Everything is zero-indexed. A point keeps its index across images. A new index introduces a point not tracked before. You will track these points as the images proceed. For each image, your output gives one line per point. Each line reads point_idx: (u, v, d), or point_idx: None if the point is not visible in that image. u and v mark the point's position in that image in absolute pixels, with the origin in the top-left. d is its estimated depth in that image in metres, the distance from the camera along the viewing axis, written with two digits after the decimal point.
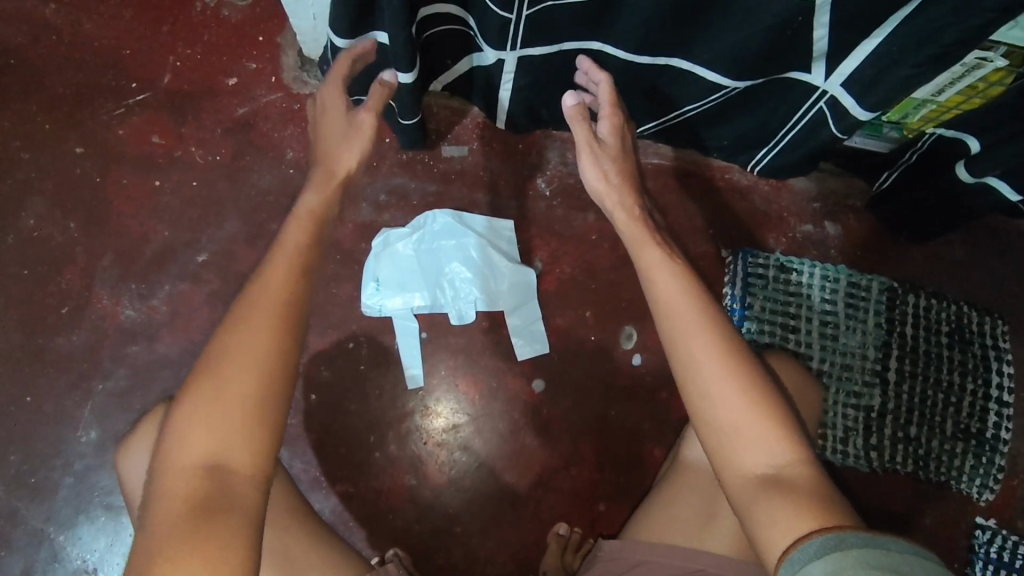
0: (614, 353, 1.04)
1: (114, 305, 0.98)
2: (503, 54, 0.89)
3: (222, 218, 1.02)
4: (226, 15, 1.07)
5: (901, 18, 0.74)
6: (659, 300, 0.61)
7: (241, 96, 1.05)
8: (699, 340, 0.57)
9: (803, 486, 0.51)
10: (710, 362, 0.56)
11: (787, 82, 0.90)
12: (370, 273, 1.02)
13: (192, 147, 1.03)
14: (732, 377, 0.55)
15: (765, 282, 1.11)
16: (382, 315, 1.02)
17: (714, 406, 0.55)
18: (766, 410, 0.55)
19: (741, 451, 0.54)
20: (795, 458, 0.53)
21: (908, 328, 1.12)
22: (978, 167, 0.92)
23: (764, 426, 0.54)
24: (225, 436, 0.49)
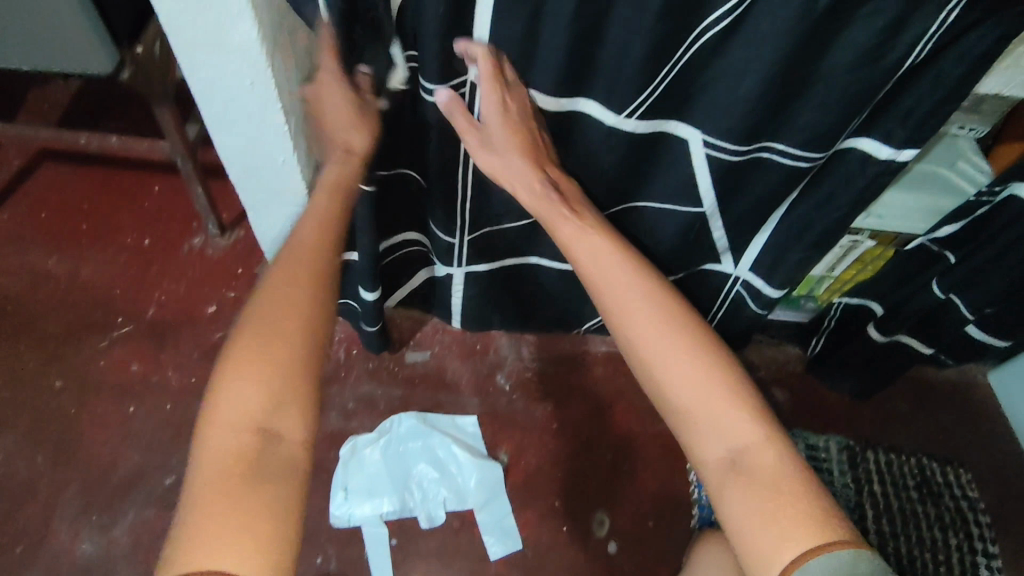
0: (589, 541, 1.03)
1: (72, 540, 0.95)
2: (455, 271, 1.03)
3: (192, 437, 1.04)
4: (210, 252, 1.22)
5: (779, 214, 0.89)
6: (616, 307, 0.69)
7: (219, 322, 1.16)
8: (661, 344, 0.66)
9: (761, 466, 0.60)
10: (673, 359, 0.65)
11: (704, 273, 1.03)
12: (338, 481, 1.03)
13: (168, 371, 1.10)
14: (693, 369, 0.64)
15: None
16: (351, 524, 1.00)
17: (678, 390, 0.64)
18: (726, 394, 0.63)
19: (704, 434, 0.63)
20: (754, 433, 0.62)
21: (876, 487, 1.13)
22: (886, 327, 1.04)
23: (726, 408, 0.63)
24: (268, 392, 0.57)
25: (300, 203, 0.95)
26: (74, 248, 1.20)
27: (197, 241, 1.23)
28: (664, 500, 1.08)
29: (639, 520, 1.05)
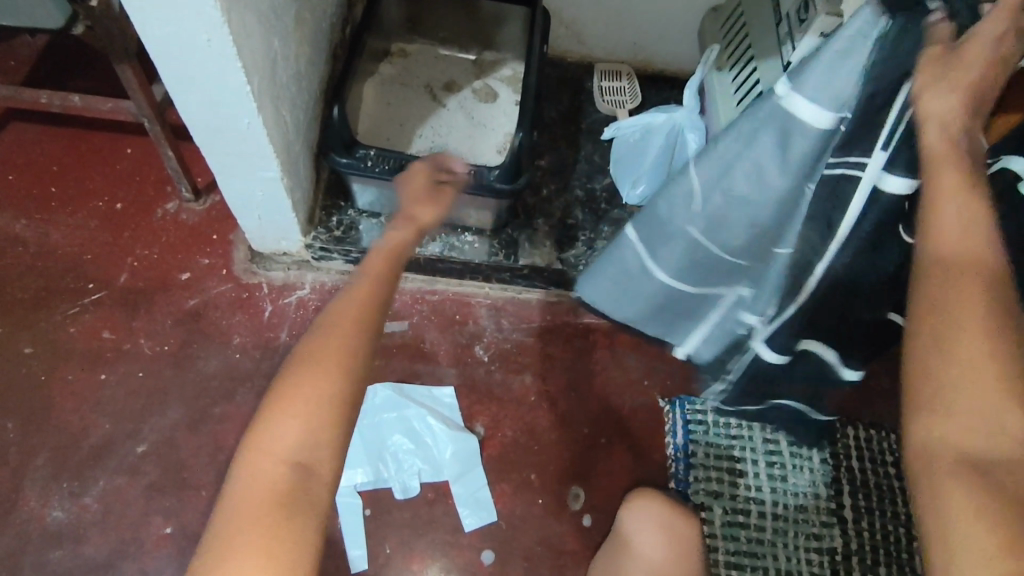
0: (563, 513, 1.03)
1: (43, 506, 0.95)
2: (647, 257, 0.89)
3: (164, 405, 1.03)
4: (184, 217, 1.19)
5: None
6: (931, 231, 0.52)
7: (192, 289, 1.13)
8: (953, 295, 0.50)
9: (1010, 488, 0.46)
10: (960, 320, 0.49)
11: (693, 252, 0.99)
12: None
13: (141, 339, 1.08)
14: (981, 343, 0.48)
15: (705, 426, 1.12)
16: None
17: (932, 360, 0.50)
18: (1017, 393, 0.47)
19: (947, 422, 0.49)
20: (1021, 452, 0.47)
21: (854, 462, 1.13)
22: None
23: (1007, 405, 0.47)
24: (311, 431, 0.55)
25: (270, 167, 0.91)
26: (44, 211, 1.17)
27: (171, 205, 1.20)
28: (640, 474, 1.08)
29: (614, 493, 1.05)
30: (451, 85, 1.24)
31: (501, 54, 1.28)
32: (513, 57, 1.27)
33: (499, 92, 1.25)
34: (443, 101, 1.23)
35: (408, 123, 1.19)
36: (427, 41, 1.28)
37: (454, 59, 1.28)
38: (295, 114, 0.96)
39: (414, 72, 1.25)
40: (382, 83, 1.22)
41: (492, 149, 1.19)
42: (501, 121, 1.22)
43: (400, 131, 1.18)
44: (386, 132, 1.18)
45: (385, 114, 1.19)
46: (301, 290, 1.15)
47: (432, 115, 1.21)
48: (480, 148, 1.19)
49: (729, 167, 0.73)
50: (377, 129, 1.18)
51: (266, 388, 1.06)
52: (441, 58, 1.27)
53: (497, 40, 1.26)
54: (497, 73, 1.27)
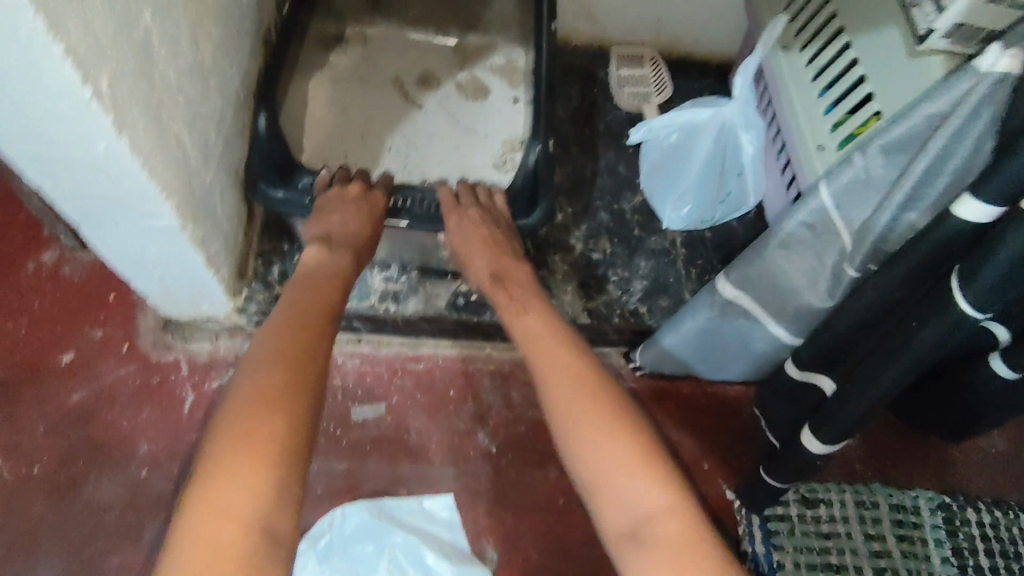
0: None
1: None
2: (761, 312, 0.66)
3: (33, 562, 0.71)
4: (66, 272, 0.86)
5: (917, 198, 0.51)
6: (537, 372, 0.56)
7: (78, 376, 0.81)
8: (558, 404, 0.52)
9: (674, 545, 0.43)
10: (575, 422, 0.50)
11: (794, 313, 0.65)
12: None
13: (1, 458, 0.75)
14: (597, 432, 0.49)
15: (791, 525, 0.84)
16: None
17: (579, 464, 0.49)
18: (634, 460, 0.47)
19: (607, 508, 0.47)
20: (674, 502, 0.45)
21: (981, 559, 0.86)
22: (831, 436, 0.60)
23: (633, 470, 0.47)
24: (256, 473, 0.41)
25: (164, 215, 0.60)
26: None
27: (47, 256, 0.87)
28: None
29: None
30: (427, 79, 0.93)
31: (490, 36, 0.96)
32: (506, 41, 0.95)
33: (490, 87, 0.94)
34: (418, 101, 0.92)
35: (370, 133, 0.89)
36: (390, 20, 0.94)
37: (428, 44, 0.95)
38: (200, 130, 0.64)
39: (376, 64, 0.93)
40: (333, 81, 0.91)
41: (486, 165, 0.89)
42: (495, 125, 0.92)
43: (362, 145, 0.88)
44: (341, 147, 0.87)
45: (339, 122, 0.88)
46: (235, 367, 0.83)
47: (406, 122, 0.90)
48: (470, 165, 0.89)
49: (895, 210, 0.52)
50: (329, 143, 0.87)
51: None
52: (410, 43, 0.95)
53: (485, 18, 0.94)
54: (486, 61, 0.95)
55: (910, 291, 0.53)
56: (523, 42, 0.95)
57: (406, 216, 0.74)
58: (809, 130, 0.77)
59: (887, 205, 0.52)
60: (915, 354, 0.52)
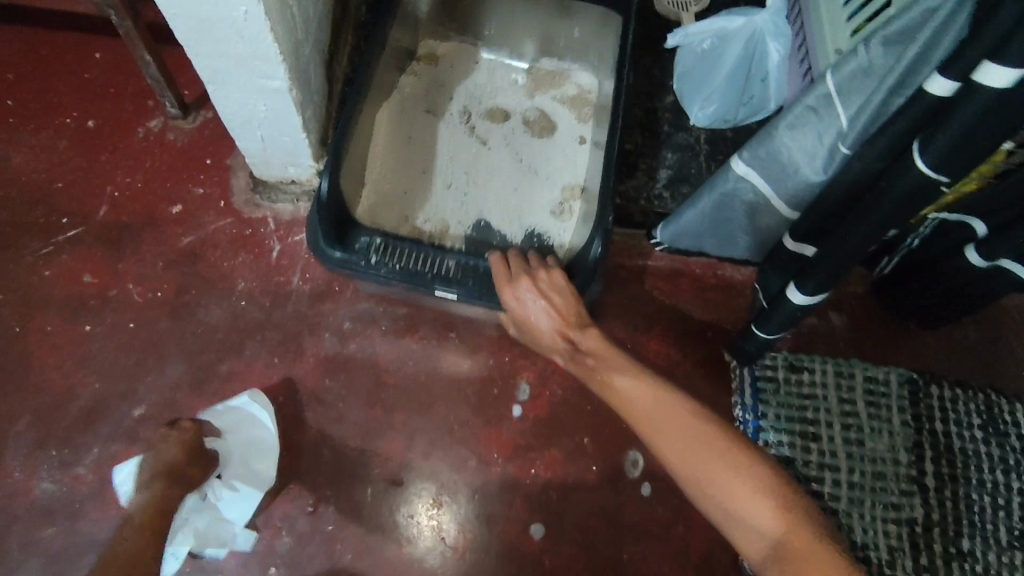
0: (621, 483, 0.92)
1: (28, 479, 0.82)
2: (767, 188, 0.79)
3: (162, 362, 0.89)
4: (171, 138, 1.00)
5: (907, 90, 0.62)
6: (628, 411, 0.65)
7: (185, 224, 0.96)
8: (663, 448, 0.61)
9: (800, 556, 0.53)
10: (685, 468, 0.60)
11: (794, 192, 0.77)
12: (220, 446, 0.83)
13: (129, 284, 0.92)
14: (708, 474, 0.58)
15: (776, 385, 1.00)
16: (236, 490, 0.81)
17: (703, 502, 0.59)
18: (738, 490, 0.57)
19: (740, 535, 0.57)
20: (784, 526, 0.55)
21: (937, 425, 1.01)
22: (807, 283, 0.76)
23: (746, 503, 0.56)
24: None
25: (276, 77, 0.73)
26: (2, 129, 0.98)
27: (154, 123, 1.00)
28: None
29: None
30: (493, 113, 1.03)
31: (567, 65, 1.06)
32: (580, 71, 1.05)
33: (559, 118, 1.03)
34: (485, 134, 1.01)
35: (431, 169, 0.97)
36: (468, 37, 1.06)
37: (505, 72, 1.06)
38: (304, 6, 0.75)
39: (447, 89, 1.03)
40: (400, 115, 0.99)
41: (544, 211, 0.97)
42: (558, 167, 1.00)
43: (422, 187, 0.96)
44: (401, 192, 0.95)
45: (402, 163, 0.96)
46: None
47: (471, 159, 0.99)
48: (527, 210, 0.97)
49: (883, 95, 0.63)
50: (388, 183, 0.94)
51: (279, 340, 0.92)
52: (486, 71, 1.05)
53: (563, 50, 1.05)
54: (558, 90, 1.05)
55: (889, 162, 0.65)
56: (594, 74, 1.05)
57: (457, 288, 0.80)
58: (831, 36, 0.86)
59: (880, 90, 0.63)
60: (880, 213, 0.64)
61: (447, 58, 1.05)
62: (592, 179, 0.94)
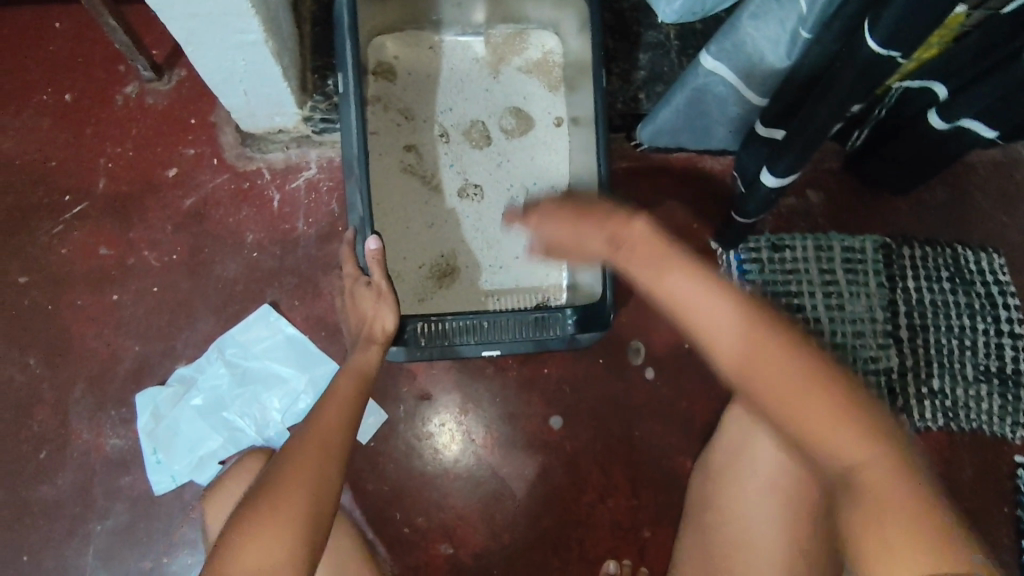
0: (627, 370, 1.01)
1: (96, 437, 0.90)
2: (736, 80, 0.82)
3: (192, 319, 0.95)
4: (151, 102, 1.00)
5: None
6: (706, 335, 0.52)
7: (184, 186, 0.99)
8: (715, 343, 0.52)
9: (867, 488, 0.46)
10: (750, 379, 0.50)
11: (759, 78, 0.81)
12: (237, 379, 0.92)
13: (144, 251, 0.96)
14: (818, 397, 0.48)
15: (761, 265, 1.07)
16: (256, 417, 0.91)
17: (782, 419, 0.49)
18: (823, 403, 0.48)
19: (824, 446, 0.48)
20: (855, 438, 0.47)
21: (909, 282, 1.10)
22: (779, 164, 0.81)
23: (827, 403, 0.48)
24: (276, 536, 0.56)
25: (251, 29, 0.74)
26: None
27: (131, 89, 1.00)
28: None
29: (675, 344, 1.04)
30: (473, 125, 0.94)
31: (524, 26, 0.95)
32: (539, 31, 0.95)
33: (533, 97, 0.96)
34: (466, 144, 0.94)
35: (437, 219, 0.93)
36: (411, 26, 0.93)
37: (463, 56, 0.95)
38: None
39: (411, 104, 0.93)
40: (378, 158, 0.91)
41: None
42: (545, 165, 0.96)
43: (425, 235, 0.92)
44: (407, 250, 0.91)
45: (398, 216, 0.91)
46: (308, 170, 1.00)
47: (466, 187, 0.94)
48: None
49: None
50: (398, 245, 0.91)
51: (295, 284, 0.97)
52: (443, 60, 0.95)
53: (519, 11, 0.93)
54: (521, 56, 0.96)
55: (844, 42, 0.70)
56: (556, 30, 0.95)
57: (499, 346, 0.86)
58: None
59: None
60: (839, 91, 0.69)
61: (396, 58, 0.93)
62: (588, 191, 0.92)
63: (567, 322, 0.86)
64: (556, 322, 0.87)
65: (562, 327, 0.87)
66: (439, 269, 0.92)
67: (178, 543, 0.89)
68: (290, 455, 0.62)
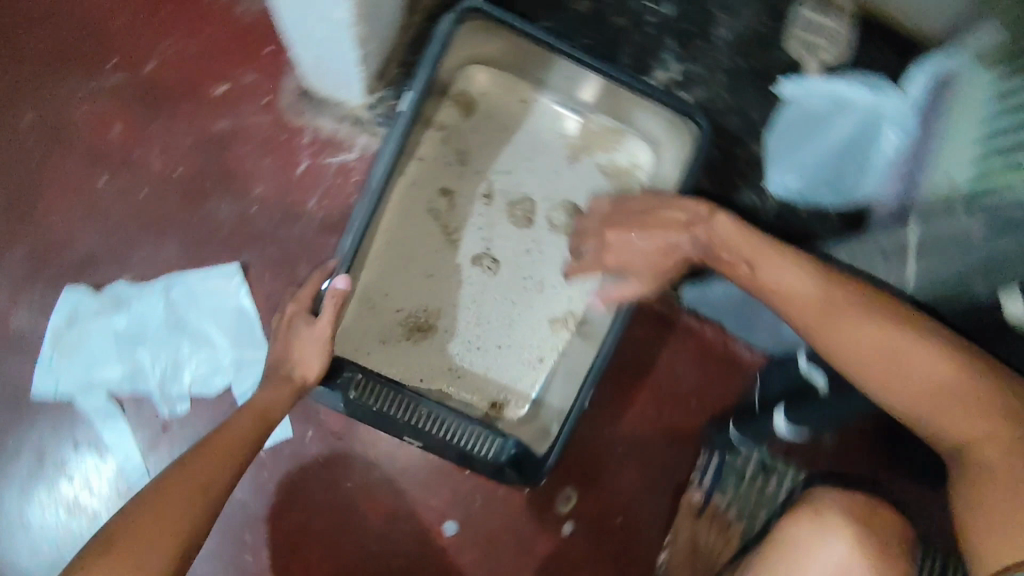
0: (546, 512, 0.93)
1: (10, 308, 0.86)
2: None
3: (159, 241, 0.89)
4: (239, 11, 0.94)
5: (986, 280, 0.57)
6: (845, 357, 0.56)
7: (225, 108, 0.92)
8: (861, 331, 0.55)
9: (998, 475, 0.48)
10: (915, 371, 0.52)
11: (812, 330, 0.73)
12: (167, 323, 0.86)
13: (153, 151, 0.91)
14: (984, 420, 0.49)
15: (739, 480, 0.92)
16: (165, 371, 0.85)
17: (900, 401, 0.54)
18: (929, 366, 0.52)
19: (947, 428, 0.51)
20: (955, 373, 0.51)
21: None
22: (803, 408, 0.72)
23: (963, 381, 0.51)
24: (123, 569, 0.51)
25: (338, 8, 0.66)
26: None
27: None
28: (644, 499, 0.95)
29: (608, 511, 0.94)
30: (522, 199, 0.86)
31: (625, 127, 0.86)
32: (636, 142, 0.86)
33: (597, 201, 0.87)
34: (504, 213, 0.86)
35: (437, 273, 0.84)
36: (514, 73, 0.85)
37: (549, 128, 0.87)
38: None
39: (473, 148, 0.85)
40: (412, 184, 0.84)
41: (548, 325, 0.87)
42: (572, 274, 0.87)
43: (418, 282, 0.84)
44: (392, 288, 0.83)
45: (400, 250, 0.83)
46: (347, 153, 0.93)
47: (483, 256, 0.85)
48: (523, 326, 0.86)
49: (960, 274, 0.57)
50: (387, 280, 0.83)
51: (274, 258, 0.90)
52: (528, 122, 0.86)
53: (627, 112, 0.84)
54: (607, 155, 0.87)
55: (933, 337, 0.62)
56: (655, 149, 0.86)
57: (421, 440, 0.77)
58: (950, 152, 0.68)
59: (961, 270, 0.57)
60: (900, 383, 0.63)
61: (482, 95, 0.85)
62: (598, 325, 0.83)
63: (501, 452, 0.79)
64: (487, 447, 0.79)
65: (490, 455, 0.79)
66: (414, 322, 0.84)
67: (31, 449, 0.84)
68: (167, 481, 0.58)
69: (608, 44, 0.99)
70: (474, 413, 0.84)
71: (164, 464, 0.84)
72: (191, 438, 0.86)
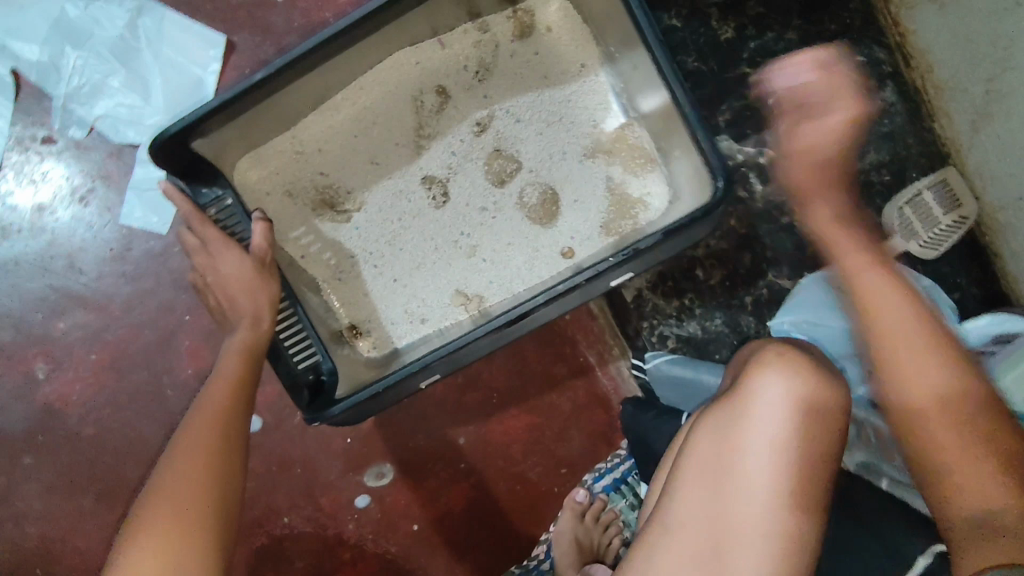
0: (352, 474, 0.83)
1: None
2: None
3: None
4: None
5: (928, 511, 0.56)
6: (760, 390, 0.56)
7: None
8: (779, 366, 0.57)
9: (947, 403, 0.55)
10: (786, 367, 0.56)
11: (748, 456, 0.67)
12: (112, 42, 0.74)
13: None
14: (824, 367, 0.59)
15: None
16: (77, 85, 0.75)
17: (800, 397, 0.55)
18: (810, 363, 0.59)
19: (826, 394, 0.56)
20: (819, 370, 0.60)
21: None
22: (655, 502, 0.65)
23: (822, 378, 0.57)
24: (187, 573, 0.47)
25: None
26: None
27: None
28: (449, 529, 0.85)
29: (407, 515, 0.84)
30: (508, 152, 0.75)
31: (660, 159, 0.74)
32: (659, 178, 0.74)
33: (585, 211, 0.75)
34: (485, 156, 0.75)
35: (382, 164, 0.75)
36: (602, 43, 0.74)
37: (589, 110, 0.75)
38: None
39: (498, 74, 0.75)
40: (417, 61, 0.73)
41: (450, 288, 0.76)
42: (505, 259, 0.76)
43: (361, 162, 0.75)
44: (334, 149, 0.74)
45: (365, 120, 0.74)
46: None
47: (433, 178, 0.76)
48: (424, 272, 0.76)
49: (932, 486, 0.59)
50: (333, 140, 0.74)
51: (263, 59, 0.78)
52: (571, 86, 0.75)
53: (669, 144, 0.72)
54: (628, 175, 0.75)
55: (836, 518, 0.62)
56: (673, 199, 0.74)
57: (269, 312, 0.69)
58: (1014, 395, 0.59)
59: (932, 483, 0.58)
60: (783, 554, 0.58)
61: (548, 30, 0.74)
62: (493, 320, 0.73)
63: (311, 369, 0.66)
64: (302, 355, 0.66)
65: (298, 366, 0.66)
66: (329, 197, 0.76)
67: None
68: (200, 415, 0.54)
69: (721, 87, 0.87)
70: (327, 324, 0.76)
71: (23, 172, 0.75)
72: (65, 167, 0.76)
